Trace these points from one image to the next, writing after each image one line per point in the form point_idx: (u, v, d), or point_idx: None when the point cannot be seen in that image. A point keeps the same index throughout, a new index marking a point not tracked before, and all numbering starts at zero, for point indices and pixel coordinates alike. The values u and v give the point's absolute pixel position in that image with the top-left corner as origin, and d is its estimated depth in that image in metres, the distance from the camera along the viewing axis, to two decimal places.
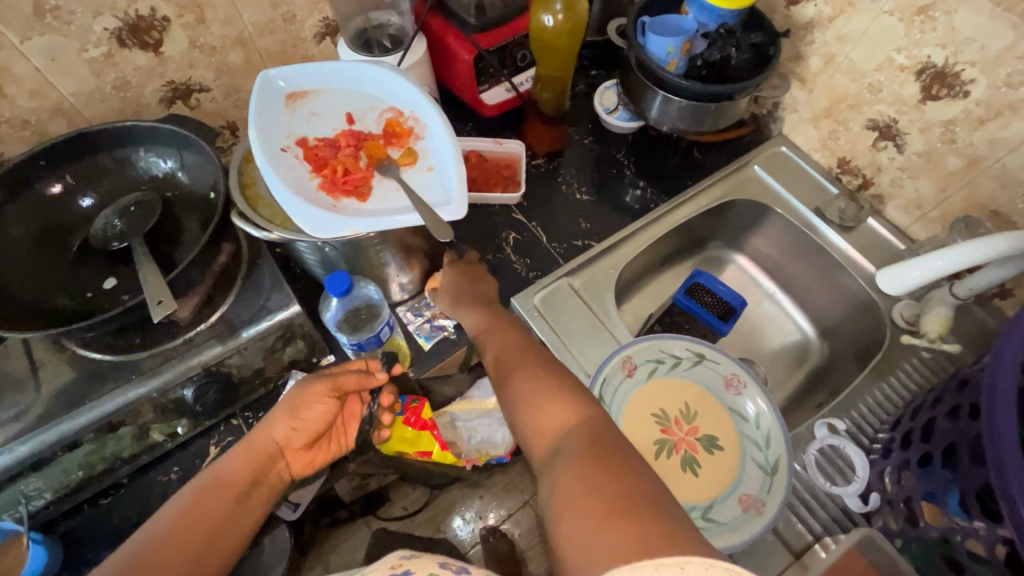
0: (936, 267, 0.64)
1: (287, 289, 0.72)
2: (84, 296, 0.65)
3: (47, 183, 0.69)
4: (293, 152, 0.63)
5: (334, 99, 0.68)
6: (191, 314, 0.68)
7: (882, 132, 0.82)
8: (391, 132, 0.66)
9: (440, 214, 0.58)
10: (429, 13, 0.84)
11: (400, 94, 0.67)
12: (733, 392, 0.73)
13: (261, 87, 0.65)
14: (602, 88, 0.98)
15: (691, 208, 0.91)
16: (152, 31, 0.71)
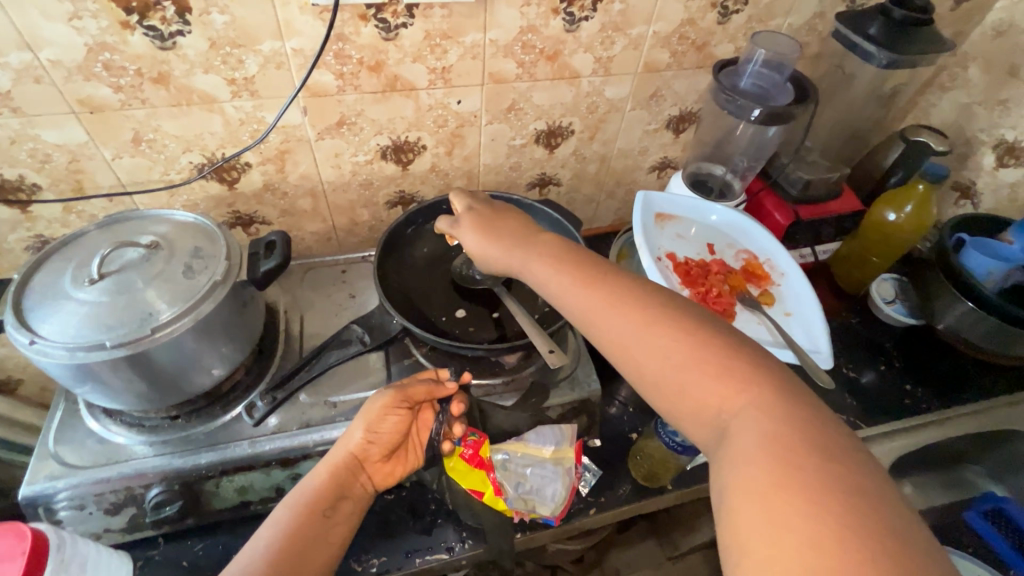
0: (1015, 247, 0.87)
1: (586, 365, 0.81)
2: (444, 317, 0.79)
3: (416, 211, 0.86)
4: (667, 262, 0.75)
5: (707, 231, 0.82)
6: (516, 361, 0.79)
7: (962, 193, 1.10)
8: (751, 273, 0.78)
9: (817, 360, 0.67)
10: None
11: (759, 240, 0.81)
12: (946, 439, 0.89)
13: (642, 203, 0.79)
14: None
15: None
16: (409, 152, 0.84)
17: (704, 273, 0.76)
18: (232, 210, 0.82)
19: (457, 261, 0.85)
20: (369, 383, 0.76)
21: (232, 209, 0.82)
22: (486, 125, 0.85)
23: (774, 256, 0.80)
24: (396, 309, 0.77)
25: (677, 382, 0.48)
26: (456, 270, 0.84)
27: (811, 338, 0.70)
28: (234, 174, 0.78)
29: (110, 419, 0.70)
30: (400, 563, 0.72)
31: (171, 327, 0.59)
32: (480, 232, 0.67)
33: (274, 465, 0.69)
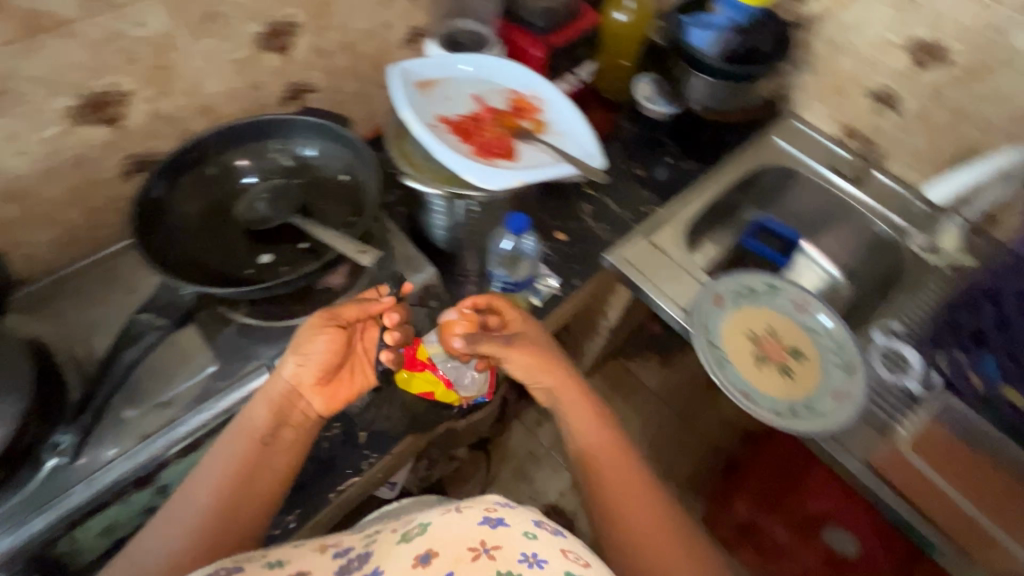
0: (964, 180, 0.83)
1: (419, 257, 0.83)
2: (248, 271, 0.73)
3: (209, 167, 0.77)
4: (441, 127, 0.72)
5: (459, 86, 0.78)
6: (344, 280, 0.76)
7: (882, 101, 1.02)
8: (515, 107, 0.76)
9: (588, 162, 0.70)
10: (500, 23, 0.99)
11: (513, 78, 0.78)
12: (804, 313, 0.87)
13: (396, 76, 0.75)
14: (636, 82, 1.16)
15: (729, 179, 1.09)
16: (285, 35, 0.79)
17: (478, 125, 0.74)
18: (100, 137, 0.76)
19: (241, 205, 0.77)
20: (202, 360, 0.70)
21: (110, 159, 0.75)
22: None
23: (538, 88, 0.78)
24: (195, 283, 0.69)
25: (650, 521, 0.64)
26: (243, 213, 0.76)
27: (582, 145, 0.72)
28: (115, 108, 0.70)
29: None
30: (315, 509, 0.75)
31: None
32: (530, 354, 0.73)
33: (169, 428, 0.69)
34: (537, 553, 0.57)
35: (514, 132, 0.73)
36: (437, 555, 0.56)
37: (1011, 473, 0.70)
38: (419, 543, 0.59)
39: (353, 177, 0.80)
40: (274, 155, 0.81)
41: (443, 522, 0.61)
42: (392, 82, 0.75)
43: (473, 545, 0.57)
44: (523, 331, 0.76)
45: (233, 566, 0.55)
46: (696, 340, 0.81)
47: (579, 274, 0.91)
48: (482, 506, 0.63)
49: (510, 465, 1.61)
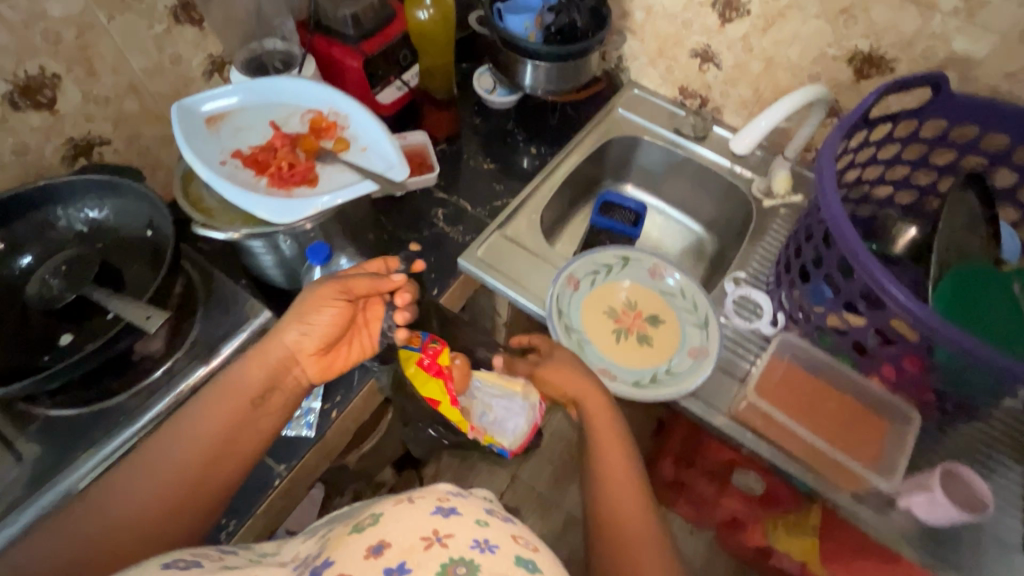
0: (762, 126, 0.84)
1: (250, 301, 0.76)
2: (46, 358, 0.65)
3: None
4: (232, 163, 0.67)
5: (251, 114, 0.73)
6: (163, 344, 0.70)
7: (702, 57, 1.05)
8: (313, 129, 0.71)
9: (389, 176, 0.67)
10: (312, 36, 0.94)
11: (313, 93, 0.74)
12: (658, 278, 0.89)
13: (176, 116, 0.69)
14: (477, 74, 1.13)
15: (576, 155, 1.09)
16: (44, 89, 0.71)
17: (272, 151, 0.69)
18: None
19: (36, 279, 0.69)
20: (2, 469, 0.63)
21: None
22: (111, 24, 0.74)
23: (335, 103, 0.74)
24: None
25: (625, 505, 0.64)
26: (34, 290, 0.68)
27: (387, 157, 0.69)
28: None
29: None
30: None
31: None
32: (561, 377, 0.72)
33: None
34: (489, 538, 0.50)
35: (314, 155, 0.69)
36: (391, 546, 0.48)
37: (852, 391, 0.74)
38: (373, 532, 0.51)
39: (157, 232, 0.73)
40: (66, 219, 0.73)
41: (394, 513, 0.53)
42: (174, 121, 0.69)
43: (425, 535, 0.49)
44: (558, 359, 0.74)
45: (190, 558, 0.48)
46: (551, 326, 0.80)
47: (436, 283, 0.89)
48: (434, 496, 0.56)
49: (448, 477, 1.58)
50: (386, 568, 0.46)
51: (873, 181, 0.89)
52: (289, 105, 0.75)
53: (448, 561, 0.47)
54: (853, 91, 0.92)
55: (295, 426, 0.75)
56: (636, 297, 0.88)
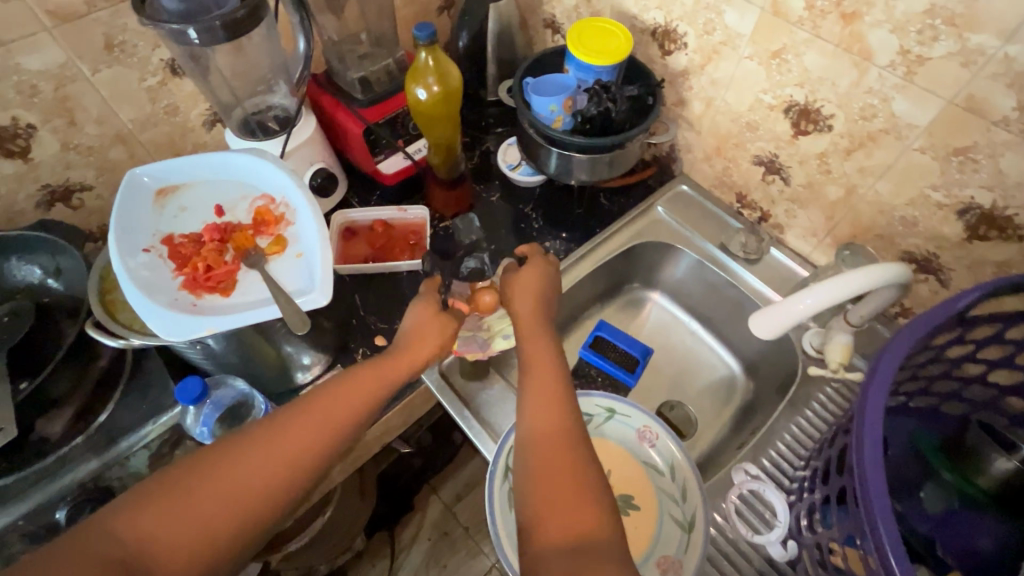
0: (802, 307, 0.68)
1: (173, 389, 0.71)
2: None
3: None
4: (157, 251, 0.61)
5: (203, 192, 0.67)
6: (65, 427, 0.65)
7: (767, 166, 0.85)
8: (257, 222, 0.64)
9: (299, 301, 0.56)
10: (319, 94, 0.87)
11: (273, 177, 0.66)
12: (647, 446, 0.72)
13: (124, 188, 0.64)
14: (505, 145, 1.02)
15: (599, 257, 0.94)
16: (17, 139, 0.70)
17: (203, 245, 0.61)
18: None
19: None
20: None
21: None
22: (96, 76, 0.71)
23: (290, 192, 0.65)
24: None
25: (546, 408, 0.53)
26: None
27: (310, 275, 0.58)
28: None
29: None
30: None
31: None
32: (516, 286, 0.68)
33: None
34: None
35: (243, 256, 0.60)
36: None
37: None
38: None
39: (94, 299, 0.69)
40: (15, 271, 0.71)
41: None
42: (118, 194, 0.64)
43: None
44: (524, 275, 0.69)
45: None
46: (488, 490, 0.65)
47: None
48: None
49: (422, 550, 1.46)
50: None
51: (970, 380, 0.65)
52: (245, 185, 0.68)
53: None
54: (962, 251, 0.69)
55: None
56: (611, 466, 0.71)
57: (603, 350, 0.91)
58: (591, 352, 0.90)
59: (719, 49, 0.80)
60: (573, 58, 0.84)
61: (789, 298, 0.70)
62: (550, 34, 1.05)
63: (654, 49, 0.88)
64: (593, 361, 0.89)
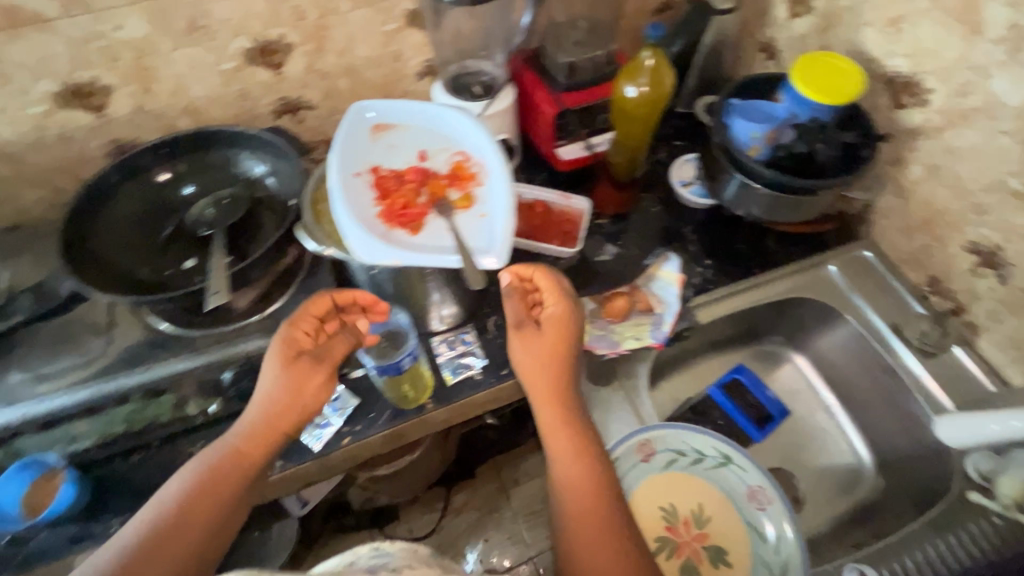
0: (989, 431, 0.68)
1: None
2: (167, 271, 0.74)
3: (167, 172, 0.80)
4: (364, 178, 0.67)
5: (412, 137, 0.73)
6: (247, 305, 0.74)
7: (982, 257, 0.75)
8: (451, 175, 0.68)
9: (479, 259, 0.59)
10: (522, 68, 0.90)
11: (475, 139, 0.71)
12: (754, 506, 0.67)
13: (351, 117, 0.72)
14: (680, 160, 0.99)
15: (751, 298, 0.88)
16: (277, 53, 0.80)
17: (402, 182, 0.67)
18: (108, 138, 0.79)
19: (196, 204, 0.79)
20: (93, 343, 0.72)
21: (108, 138, 0.79)
22: (351, 13, 0.80)
23: (487, 155, 0.69)
24: (106, 265, 0.70)
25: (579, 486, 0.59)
26: (192, 213, 0.78)
27: (491, 236, 0.61)
28: (99, 99, 0.75)
29: None
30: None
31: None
32: (539, 347, 0.65)
33: (29, 431, 0.67)
34: None
35: (433, 203, 0.65)
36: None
37: None
38: None
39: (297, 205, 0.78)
40: (242, 164, 0.82)
41: None
42: (345, 120, 0.72)
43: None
44: (545, 331, 0.66)
45: None
46: None
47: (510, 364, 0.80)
48: None
49: (469, 518, 1.50)
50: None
51: None
52: (447, 139, 0.73)
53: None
54: None
55: (307, 432, 0.75)
56: (711, 513, 0.68)
57: (733, 393, 0.90)
58: (721, 391, 0.90)
59: (969, 115, 0.71)
60: (792, 88, 0.78)
61: (976, 416, 0.70)
62: (762, 58, 1.00)
63: (884, 99, 0.81)
64: (720, 401, 0.89)
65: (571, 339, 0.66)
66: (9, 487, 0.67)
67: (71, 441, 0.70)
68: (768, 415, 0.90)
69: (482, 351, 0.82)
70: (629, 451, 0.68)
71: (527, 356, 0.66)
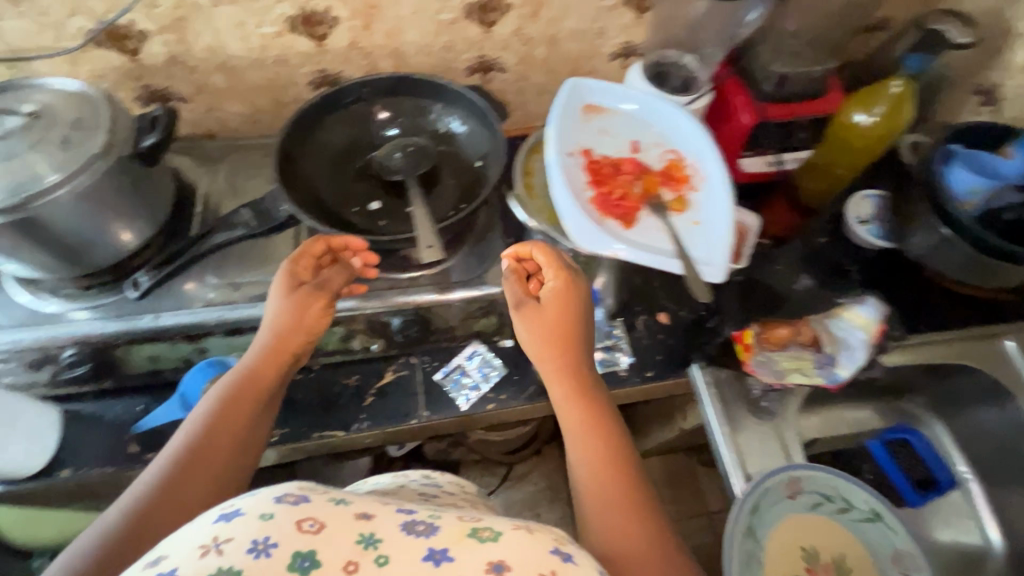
0: None
1: (502, 268, 0.77)
2: (354, 209, 0.77)
3: (363, 111, 0.81)
4: (577, 159, 0.67)
5: (624, 124, 0.71)
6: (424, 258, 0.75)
7: None
8: (664, 173, 0.67)
9: (700, 269, 0.58)
10: (727, 73, 0.86)
11: (690, 138, 0.69)
12: (899, 569, 0.66)
13: (568, 93, 0.71)
14: (858, 194, 0.88)
15: (913, 356, 0.82)
16: (494, 12, 0.80)
17: (616, 171, 0.66)
18: (318, 67, 0.81)
19: (382, 150, 0.80)
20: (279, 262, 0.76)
21: (318, 67, 0.81)
22: None
23: (704, 160, 0.67)
24: (304, 199, 0.73)
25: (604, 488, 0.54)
26: (379, 160, 0.79)
27: (710, 247, 0.60)
28: (323, 29, 0.76)
29: (40, 291, 0.72)
30: (297, 438, 0.74)
31: (50, 194, 0.59)
32: (542, 327, 0.61)
33: (218, 332, 0.72)
34: None
35: (648, 199, 0.64)
36: (513, 568, 0.43)
37: None
38: (494, 548, 0.45)
39: (483, 167, 0.79)
40: (432, 116, 0.83)
41: (514, 536, 0.47)
42: (561, 94, 0.71)
43: (202, 542, 0.42)
44: (546, 308, 0.61)
45: (299, 496, 0.47)
46: (734, 515, 0.64)
47: (657, 367, 0.80)
48: (551, 534, 0.49)
49: (525, 491, 1.53)
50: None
51: None
52: (659, 133, 0.71)
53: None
54: None
55: (455, 389, 0.78)
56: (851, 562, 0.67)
57: (894, 451, 0.85)
58: (882, 446, 0.85)
59: None
60: None
61: None
62: (974, 104, 0.93)
63: None
64: (881, 458, 0.84)
65: (579, 309, 0.62)
66: (193, 384, 0.70)
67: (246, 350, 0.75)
68: (928, 478, 0.84)
69: (629, 349, 0.81)
70: (782, 483, 0.68)
71: (529, 337, 0.61)
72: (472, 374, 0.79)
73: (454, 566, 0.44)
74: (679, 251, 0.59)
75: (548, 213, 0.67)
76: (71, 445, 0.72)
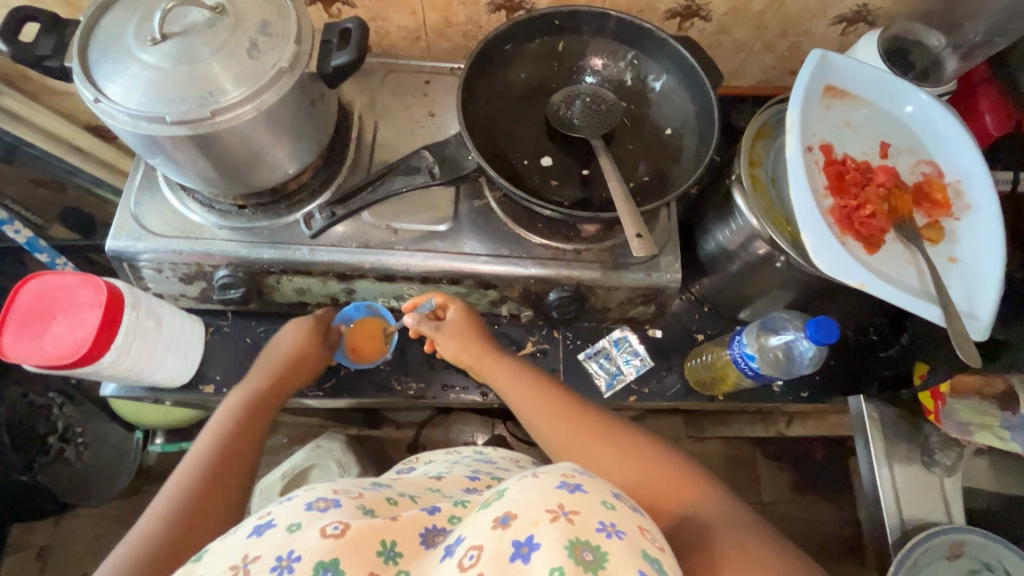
0: None
1: (675, 257, 0.69)
2: (525, 161, 0.69)
3: (549, 48, 0.71)
4: (817, 156, 0.56)
5: (872, 118, 0.59)
6: (595, 232, 0.68)
7: None
8: (916, 191, 0.57)
9: (965, 321, 0.50)
10: (986, 69, 0.72)
11: (955, 151, 0.58)
12: None
13: (814, 66, 0.57)
14: None
15: None
16: None
17: (862, 180, 0.56)
18: None
19: (556, 97, 0.70)
20: (438, 209, 0.70)
21: None
22: None
23: (968, 179, 0.57)
24: (479, 146, 0.65)
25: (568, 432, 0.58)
26: (553, 107, 0.70)
27: (973, 293, 0.52)
28: None
29: (186, 197, 0.68)
30: (435, 393, 0.74)
31: (234, 112, 0.53)
32: (458, 343, 0.67)
33: (371, 276, 0.68)
34: (620, 528, 0.37)
35: (899, 222, 0.55)
36: (519, 517, 0.37)
37: None
38: (500, 504, 0.39)
39: (676, 137, 0.69)
40: (619, 65, 0.72)
41: (519, 484, 0.41)
42: (805, 66, 0.58)
43: (233, 562, 0.39)
44: (455, 333, 0.67)
45: (331, 502, 0.43)
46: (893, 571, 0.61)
47: (814, 389, 0.74)
48: (559, 470, 0.42)
49: None
50: (515, 545, 0.36)
51: None
52: (911, 135, 0.60)
53: (572, 542, 0.36)
54: None
55: (602, 373, 0.74)
56: None
57: None
58: None
59: None
60: None
61: None
62: None
63: None
64: None
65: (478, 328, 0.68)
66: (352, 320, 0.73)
67: (393, 296, 0.72)
68: None
69: None
70: (942, 544, 0.64)
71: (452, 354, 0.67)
72: (618, 362, 0.75)
73: (468, 539, 0.38)
74: (938, 295, 0.51)
75: (769, 216, 0.58)
76: (213, 360, 0.72)
